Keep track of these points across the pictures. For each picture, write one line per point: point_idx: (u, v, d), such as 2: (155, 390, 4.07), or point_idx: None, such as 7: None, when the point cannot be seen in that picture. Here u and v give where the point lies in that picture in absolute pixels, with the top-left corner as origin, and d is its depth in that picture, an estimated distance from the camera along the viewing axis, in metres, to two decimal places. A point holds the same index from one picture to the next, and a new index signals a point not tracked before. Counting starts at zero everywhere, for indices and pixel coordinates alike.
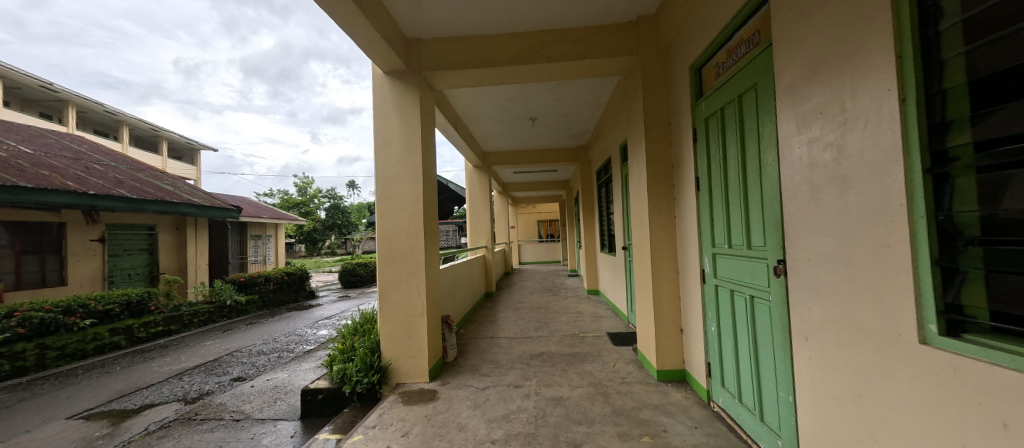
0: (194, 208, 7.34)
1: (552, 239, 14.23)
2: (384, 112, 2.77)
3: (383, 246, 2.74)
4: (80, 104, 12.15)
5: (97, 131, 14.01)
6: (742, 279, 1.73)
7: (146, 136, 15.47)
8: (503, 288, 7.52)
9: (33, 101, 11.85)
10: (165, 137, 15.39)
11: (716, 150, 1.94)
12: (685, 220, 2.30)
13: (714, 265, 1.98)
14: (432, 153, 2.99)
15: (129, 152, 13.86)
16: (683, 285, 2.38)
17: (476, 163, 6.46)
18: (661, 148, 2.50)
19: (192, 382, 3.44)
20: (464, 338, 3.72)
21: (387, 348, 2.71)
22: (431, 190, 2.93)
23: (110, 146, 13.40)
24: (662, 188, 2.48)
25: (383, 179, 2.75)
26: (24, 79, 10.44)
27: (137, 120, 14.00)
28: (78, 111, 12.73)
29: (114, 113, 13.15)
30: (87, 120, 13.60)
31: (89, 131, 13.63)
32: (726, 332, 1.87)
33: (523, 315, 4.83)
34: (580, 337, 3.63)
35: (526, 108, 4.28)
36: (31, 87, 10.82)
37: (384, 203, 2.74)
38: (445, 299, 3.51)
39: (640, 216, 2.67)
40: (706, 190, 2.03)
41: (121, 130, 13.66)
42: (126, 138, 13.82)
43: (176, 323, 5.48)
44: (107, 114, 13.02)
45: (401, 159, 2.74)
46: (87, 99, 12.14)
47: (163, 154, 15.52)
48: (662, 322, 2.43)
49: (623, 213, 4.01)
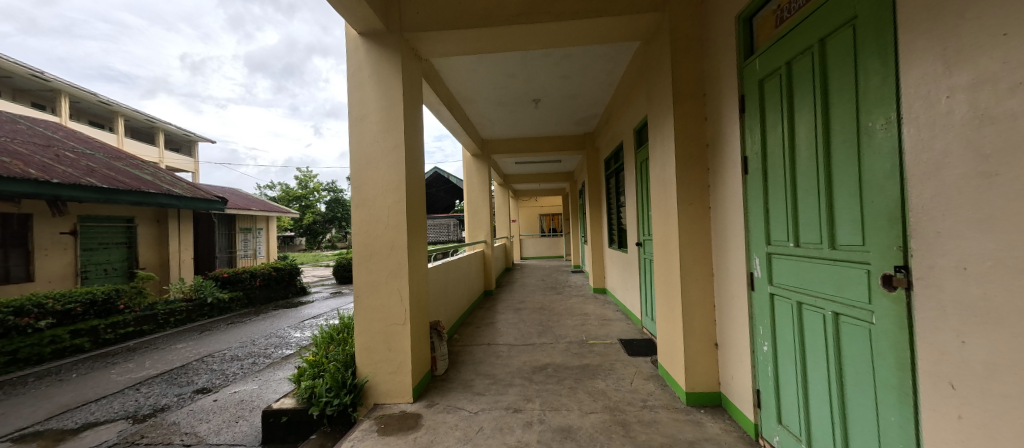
0: (175, 200, 6.89)
1: (556, 234, 13.78)
2: (358, 81, 2.30)
3: (358, 241, 2.31)
4: (73, 94, 11.66)
5: (92, 122, 13.60)
6: (817, 290, 1.29)
7: (142, 128, 15.00)
8: (503, 285, 7.11)
9: (25, 91, 11.36)
10: (162, 129, 14.93)
11: (775, 118, 1.49)
12: (726, 211, 1.85)
13: (770, 268, 1.54)
14: (418, 133, 2.55)
15: (125, 144, 13.43)
16: (720, 291, 1.95)
17: (474, 152, 6.00)
18: (693, 123, 2.04)
19: (149, 394, 3.04)
20: (458, 345, 3.30)
21: (362, 362, 2.29)
22: (416, 176, 2.48)
23: (104, 138, 12.95)
24: (694, 173, 2.03)
25: (358, 162, 2.30)
26: (15, 68, 9.94)
27: (131, 111, 13.52)
28: (71, 101, 12.25)
29: (108, 104, 12.69)
30: (81, 111, 13.15)
31: (83, 123, 13.19)
32: (787, 355, 1.44)
33: (524, 316, 4.42)
34: (589, 345, 3.21)
35: (528, 87, 3.81)
36: (22, 76, 10.30)
37: (360, 191, 2.30)
38: (435, 302, 3.09)
39: (665, 207, 2.23)
40: (758, 173, 1.60)
41: (117, 122, 13.21)
42: (122, 130, 13.37)
43: (149, 323, 5.09)
44: (102, 105, 12.53)
45: (379, 138, 2.29)
46: (81, 89, 11.65)
47: (161, 146, 15.05)
48: (692, 336, 2.01)
49: (639, 206, 3.55)
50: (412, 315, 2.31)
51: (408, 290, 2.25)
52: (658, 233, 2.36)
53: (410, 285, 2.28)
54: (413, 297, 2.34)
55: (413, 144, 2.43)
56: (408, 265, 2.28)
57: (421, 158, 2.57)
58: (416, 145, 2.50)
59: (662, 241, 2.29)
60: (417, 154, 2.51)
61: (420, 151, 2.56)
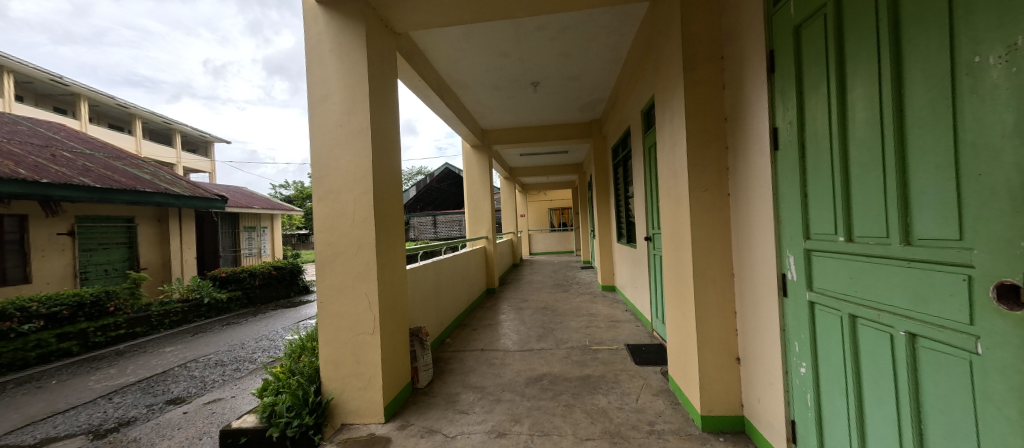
0: (172, 198, 6.70)
1: (565, 228, 13.44)
2: (318, 57, 2.01)
3: (322, 240, 2.03)
4: (93, 98, 11.73)
5: (112, 125, 13.76)
6: (877, 300, 0.94)
7: (159, 130, 15.16)
8: (507, 283, 6.83)
9: (47, 96, 11.50)
10: (178, 131, 15.04)
11: (814, 72, 1.13)
12: (751, 197, 1.50)
13: (810, 269, 1.19)
14: (393, 116, 2.26)
15: (142, 146, 13.57)
16: (742, 296, 1.61)
17: (472, 143, 5.70)
18: (707, 91, 1.69)
19: (120, 404, 2.92)
20: (449, 351, 3.03)
21: (330, 376, 2.04)
22: (390, 164, 2.20)
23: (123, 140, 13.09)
24: (709, 154, 1.69)
25: (320, 148, 2.02)
26: (35, 73, 9.98)
27: (147, 114, 13.62)
28: (91, 105, 12.39)
29: (126, 107, 12.78)
30: (101, 115, 13.32)
31: (103, 126, 13.35)
32: (835, 384, 1.10)
33: (526, 317, 4.13)
34: (591, 351, 2.89)
35: (522, 67, 3.48)
36: (42, 81, 10.37)
37: (324, 182, 2.02)
38: (420, 305, 2.83)
39: (674, 195, 1.89)
40: (793, 145, 1.23)
41: (134, 124, 13.33)
42: (139, 132, 13.47)
43: (142, 325, 5.01)
44: (119, 108, 12.62)
45: (343, 121, 2.00)
46: (99, 93, 11.69)
47: (177, 147, 15.17)
48: (707, 349, 1.68)
49: (648, 196, 3.20)
50: (385, 323, 2.05)
51: (379, 294, 1.98)
52: (668, 226, 2.02)
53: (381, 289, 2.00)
54: (386, 302, 2.07)
55: (384, 128, 2.13)
56: (378, 267, 2.00)
57: (396, 145, 2.29)
58: (389, 129, 2.21)
59: (672, 236, 1.96)
60: (390, 139, 2.22)
61: (394, 137, 2.27)
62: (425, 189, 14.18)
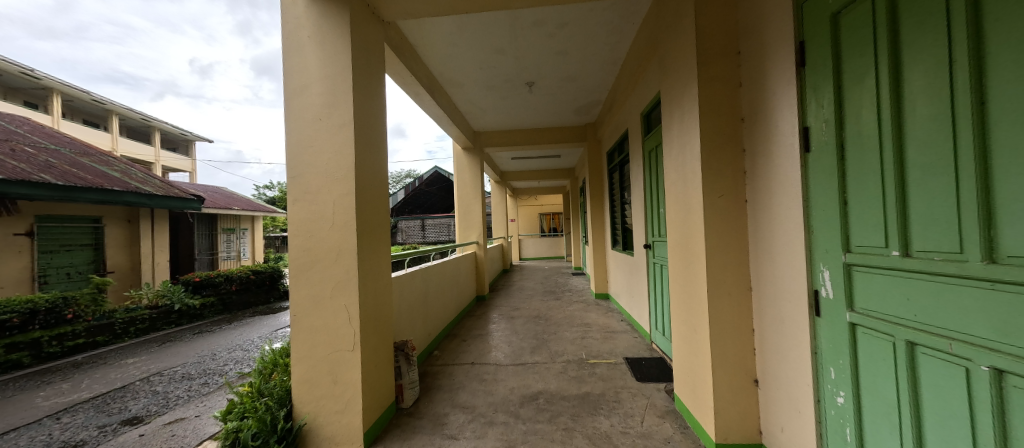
0: (144, 198, 6.37)
1: (556, 233, 13.31)
2: (296, 44, 1.82)
3: (297, 246, 1.81)
4: (67, 92, 11.05)
5: (87, 121, 13.02)
6: (942, 327, 0.80)
7: (138, 127, 14.46)
8: (498, 289, 6.62)
9: (17, 89, 10.76)
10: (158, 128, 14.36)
11: (857, 63, 0.99)
12: (774, 204, 1.36)
13: (850, 286, 1.05)
14: (379, 110, 2.06)
15: (119, 144, 12.88)
16: (762, 312, 1.46)
17: (464, 145, 5.52)
18: (723, 89, 1.56)
19: (68, 425, 2.62)
20: (436, 365, 2.81)
21: (303, 398, 1.82)
22: (376, 163, 1.99)
23: (98, 137, 12.40)
24: (725, 157, 1.55)
25: (296, 143, 1.80)
26: (3, 65, 9.35)
27: (126, 110, 12.97)
28: (64, 100, 11.70)
29: (102, 103, 12.12)
30: (76, 110, 12.58)
31: (78, 122, 12.60)
32: (884, 419, 0.96)
33: (518, 327, 3.94)
34: (589, 365, 2.72)
35: (519, 65, 3.33)
36: (11, 73, 9.73)
37: (299, 182, 1.80)
38: (406, 316, 2.61)
39: (684, 201, 1.75)
40: (829, 146, 1.09)
41: (111, 121, 12.66)
42: (117, 129, 12.80)
43: (104, 333, 4.66)
44: (96, 104, 11.96)
45: (322, 113, 1.79)
46: (74, 88, 11.04)
47: (157, 146, 14.48)
48: (722, 370, 1.53)
49: (648, 202, 3.07)
50: (367, 339, 1.83)
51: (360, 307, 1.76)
52: (677, 234, 1.88)
53: (363, 302, 1.79)
54: (369, 315, 1.86)
55: (369, 122, 1.93)
56: (360, 276, 1.79)
57: (382, 141, 2.08)
58: (375, 124, 2.00)
59: (681, 244, 1.81)
60: (376, 134, 2.01)
61: (381, 133, 2.07)
62: (415, 192, 13.88)
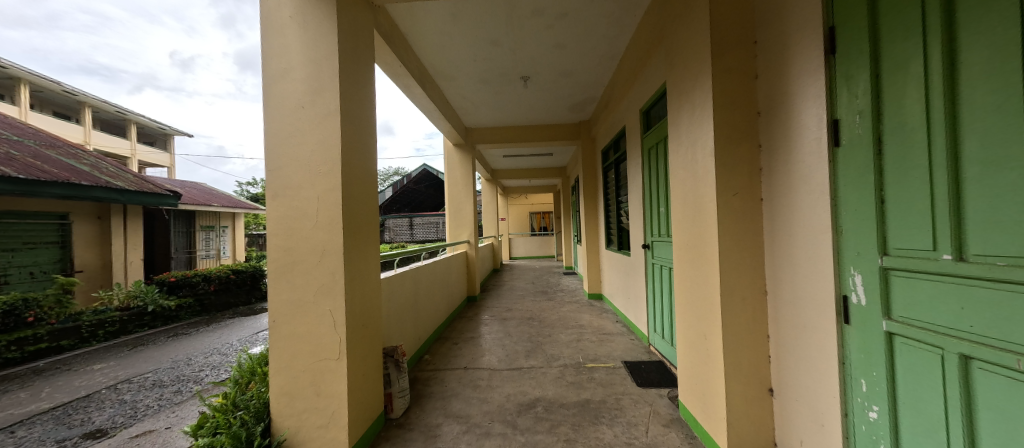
0: (115, 194, 5.93)
1: (547, 232, 13.25)
2: (275, 23, 1.63)
3: (276, 246, 1.64)
4: (35, 83, 10.34)
5: (58, 113, 12.23)
6: (1006, 341, 0.72)
7: (112, 120, 13.71)
8: (489, 289, 6.49)
9: None
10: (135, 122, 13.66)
11: (895, 49, 0.91)
12: (794, 204, 1.28)
13: (887, 293, 0.97)
14: (368, 99, 1.90)
15: (92, 138, 12.17)
16: (778, 318, 1.38)
17: (456, 141, 5.37)
18: (738, 81, 1.47)
19: (21, 441, 2.38)
20: (427, 371, 2.67)
21: (282, 412, 1.66)
22: (364, 156, 1.83)
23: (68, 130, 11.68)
24: (740, 153, 1.46)
25: (275, 133, 1.63)
26: None
27: (100, 103, 12.25)
28: (31, 91, 10.98)
29: (75, 94, 11.42)
30: (45, 101, 11.78)
31: (48, 114, 11.84)
32: (927, 438, 0.87)
33: (511, 329, 3.82)
34: (588, 370, 2.63)
35: (516, 58, 3.19)
36: None
37: (278, 176, 1.63)
38: (396, 319, 2.46)
39: (694, 201, 1.66)
40: (863, 141, 1.01)
41: (83, 113, 11.94)
42: (89, 122, 12.09)
43: (69, 337, 4.34)
44: (66, 95, 11.23)
45: (305, 100, 1.62)
46: (43, 78, 10.34)
47: (134, 140, 13.76)
48: (736, 379, 1.44)
49: (648, 201, 2.99)
50: (354, 347, 1.68)
51: (346, 312, 1.61)
52: (685, 234, 1.79)
53: (349, 306, 1.65)
54: (356, 321, 1.72)
55: (357, 112, 1.77)
56: (346, 280, 1.63)
57: (371, 133, 1.93)
58: (364, 114, 1.84)
59: (690, 246, 1.72)
60: (365, 126, 1.85)
61: (370, 124, 1.92)
62: (404, 190, 13.62)
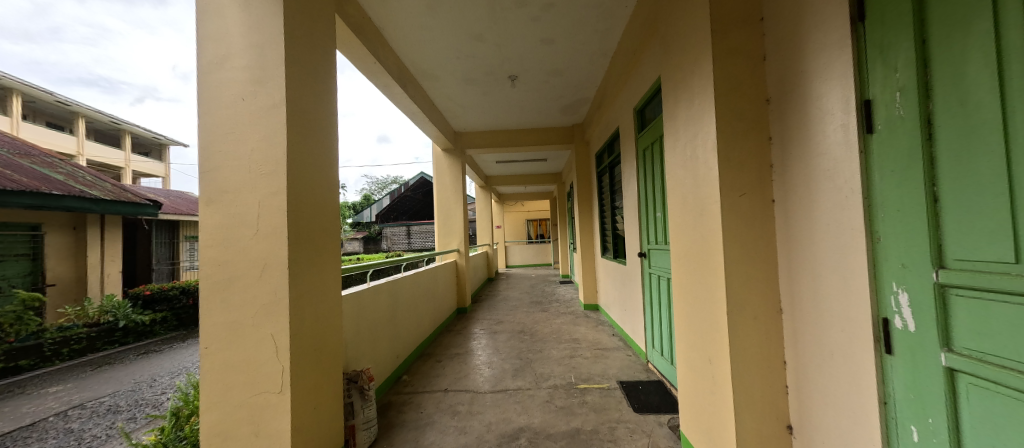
0: (88, 203, 5.50)
1: (543, 240, 13.04)
2: (213, 5, 1.44)
3: (212, 259, 1.41)
4: (29, 94, 9.77)
5: (51, 124, 11.46)
6: None
7: (107, 130, 13.22)
8: (482, 300, 6.24)
9: None
10: (129, 132, 13.27)
11: (948, 2, 0.71)
12: (815, 205, 1.06)
13: (944, 316, 0.75)
14: (327, 93, 1.70)
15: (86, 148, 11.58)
16: (798, 341, 1.16)
17: (444, 146, 5.17)
18: (743, 64, 1.27)
19: None
20: (403, 395, 2.42)
21: None
22: (320, 156, 1.61)
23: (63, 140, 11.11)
24: (746, 147, 1.26)
25: (211, 129, 1.41)
26: None
27: (96, 113, 11.73)
28: (25, 100, 10.31)
29: (68, 104, 10.85)
30: (38, 111, 11.06)
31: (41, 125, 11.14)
32: None
33: (500, 343, 3.57)
34: (580, 391, 2.38)
35: (501, 54, 3.01)
36: None
37: (214, 177, 1.41)
38: (365, 338, 2.21)
39: (694, 205, 1.45)
40: (906, 123, 0.80)
41: (77, 122, 11.38)
42: (84, 132, 11.52)
43: (30, 357, 4.04)
44: (60, 106, 10.63)
45: (246, 90, 1.41)
46: (37, 88, 9.80)
47: (128, 150, 13.15)
48: (748, 414, 1.21)
49: (643, 206, 2.78)
50: (303, 375, 1.44)
51: (292, 336, 1.38)
52: (684, 241, 1.57)
53: (297, 329, 1.41)
54: (308, 346, 1.48)
55: (311, 105, 1.56)
56: (295, 298, 1.40)
57: (331, 131, 1.72)
58: (320, 108, 1.63)
59: (691, 254, 1.50)
60: (322, 122, 1.64)
61: (330, 121, 1.71)
62: None
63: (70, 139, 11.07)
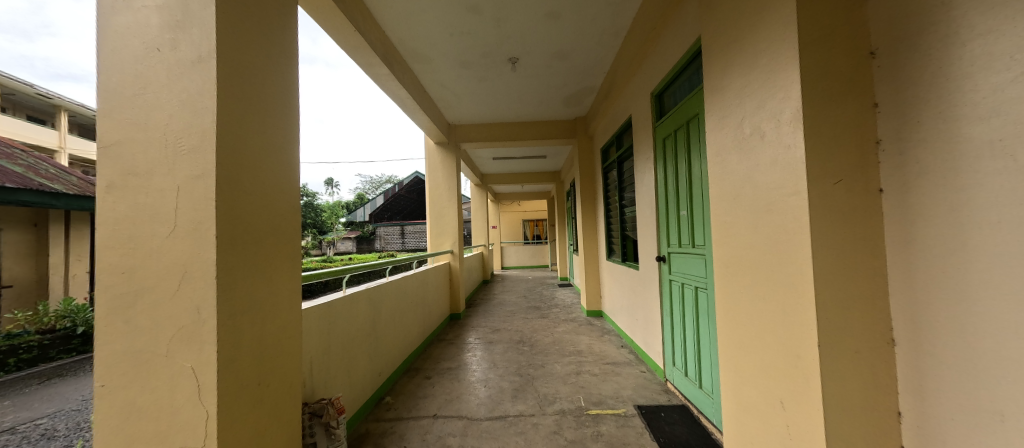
0: (47, 198, 4.68)
1: (540, 241, 12.72)
2: None
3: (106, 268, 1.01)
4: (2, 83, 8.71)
5: (34, 119, 10.23)
6: None
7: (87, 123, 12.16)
8: (476, 305, 5.89)
9: None
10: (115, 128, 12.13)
11: None
12: (964, 195, 0.75)
13: None
14: (284, 53, 1.33)
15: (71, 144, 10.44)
16: (924, 383, 0.86)
17: (438, 139, 4.81)
18: (839, 7, 0.96)
19: None
20: (384, 422, 2.05)
21: None
22: (272, 131, 1.24)
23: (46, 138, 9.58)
24: (842, 118, 0.97)
25: (108, 87, 1.02)
26: None
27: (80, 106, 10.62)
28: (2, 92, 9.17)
29: (50, 97, 9.71)
30: (18, 104, 9.84)
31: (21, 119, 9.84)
32: None
33: (497, 356, 3.21)
34: (592, 420, 2.03)
35: (501, 29, 2.65)
36: None
37: (114, 153, 1.01)
38: (338, 357, 1.85)
39: (761, 199, 1.14)
40: None
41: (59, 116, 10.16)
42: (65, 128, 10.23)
43: None
44: (41, 99, 9.49)
45: (162, 38, 1.03)
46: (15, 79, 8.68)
47: None
48: None
49: (662, 203, 2.47)
50: (251, 420, 1.09)
51: (234, 369, 1.03)
52: (744, 244, 1.25)
53: (238, 360, 1.05)
54: (261, 377, 1.14)
55: (258, 64, 1.18)
56: (240, 316, 1.06)
57: (290, 102, 1.35)
58: (273, 70, 1.26)
59: (755, 260, 1.19)
60: (276, 88, 1.27)
61: (288, 89, 1.34)
62: None
63: (53, 134, 9.87)
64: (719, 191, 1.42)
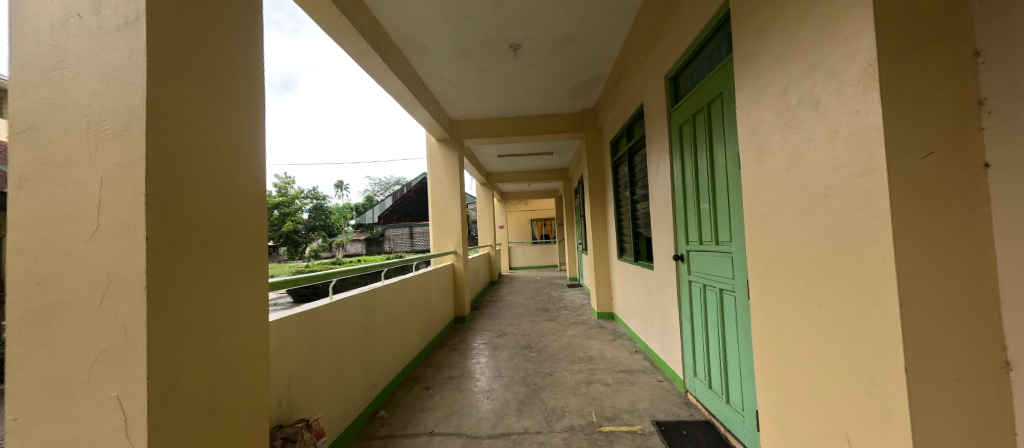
0: None
1: (548, 240, 12.43)
2: None
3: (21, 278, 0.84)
4: None
5: None
6: None
7: None
8: (483, 307, 5.71)
9: None
10: None
11: None
12: None
13: None
14: (245, 29, 1.16)
15: None
16: None
17: (439, 135, 4.64)
18: None
19: None
20: (376, 441, 1.87)
21: None
22: (228, 116, 1.07)
23: None
24: (934, 72, 0.74)
25: (21, 61, 0.86)
26: None
27: None
28: None
29: None
30: None
31: None
32: None
33: (502, 364, 3.01)
34: (605, 438, 1.82)
35: (500, 12, 2.45)
36: None
37: (26, 139, 0.85)
38: (323, 370, 1.69)
39: (818, 181, 0.91)
40: None
41: None
42: None
43: None
44: None
45: (84, 3, 0.87)
46: None
47: None
48: None
49: (679, 196, 2.24)
50: None
51: (169, 399, 0.85)
52: (794, 241, 1.02)
53: (179, 385, 0.88)
54: (209, 405, 0.96)
55: (209, 36, 1.01)
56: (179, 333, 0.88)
57: (253, 85, 1.18)
58: (229, 45, 1.09)
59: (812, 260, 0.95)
60: (233, 67, 1.10)
61: (250, 70, 1.18)
62: None
63: None
64: (759, 178, 1.19)
